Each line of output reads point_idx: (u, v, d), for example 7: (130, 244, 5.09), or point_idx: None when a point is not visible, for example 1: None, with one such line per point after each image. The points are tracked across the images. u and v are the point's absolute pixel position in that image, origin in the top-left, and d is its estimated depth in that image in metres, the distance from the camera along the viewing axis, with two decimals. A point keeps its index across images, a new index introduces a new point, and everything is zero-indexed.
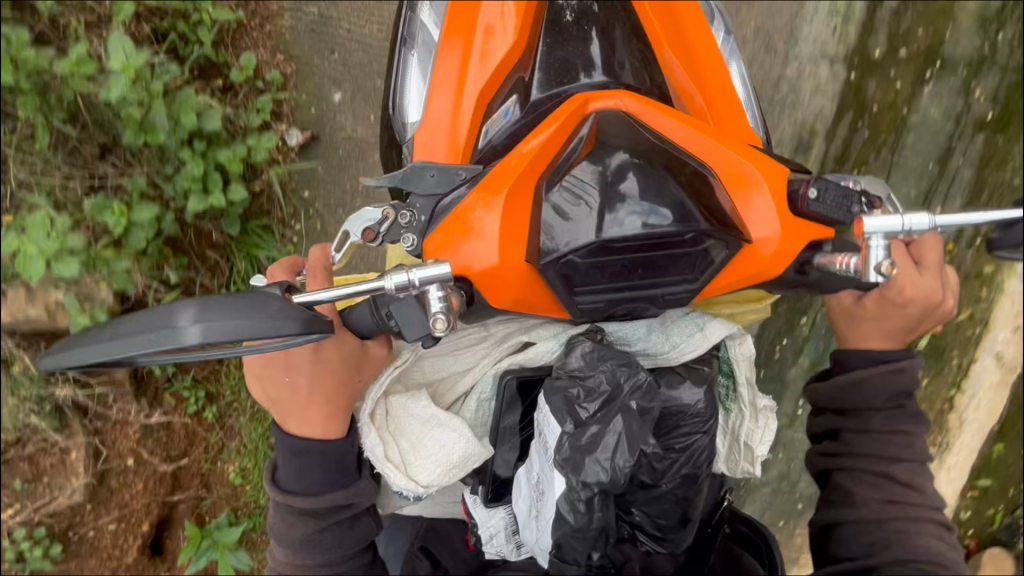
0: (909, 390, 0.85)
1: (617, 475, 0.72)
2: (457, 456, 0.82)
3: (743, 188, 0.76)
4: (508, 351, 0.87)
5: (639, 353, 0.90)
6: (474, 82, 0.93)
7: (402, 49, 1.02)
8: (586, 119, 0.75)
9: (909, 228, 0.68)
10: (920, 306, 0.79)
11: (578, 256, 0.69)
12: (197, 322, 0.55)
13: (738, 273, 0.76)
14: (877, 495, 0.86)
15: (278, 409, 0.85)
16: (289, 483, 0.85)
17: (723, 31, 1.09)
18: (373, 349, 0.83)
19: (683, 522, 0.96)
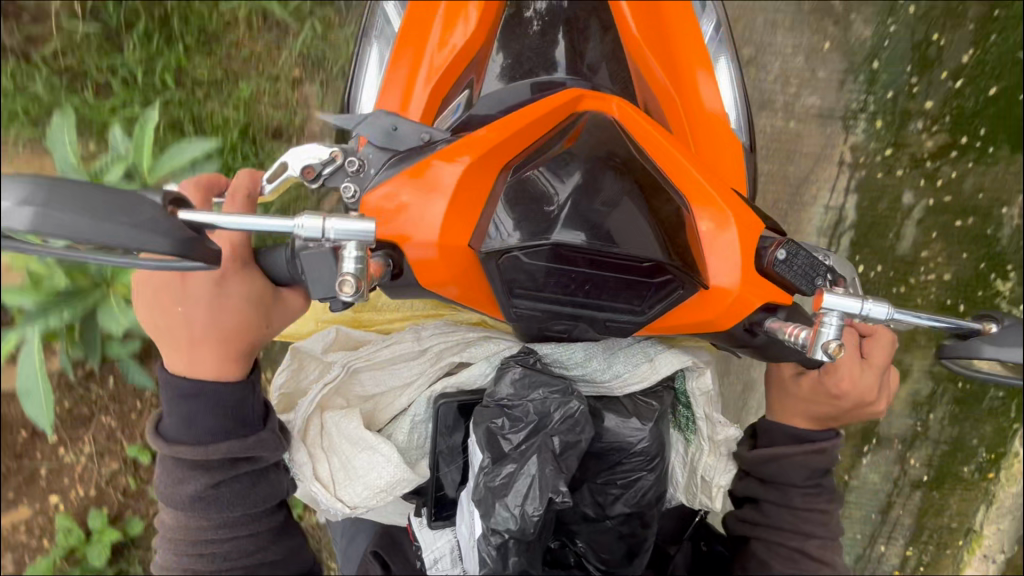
0: (825, 470, 0.86)
1: (526, 523, 0.69)
2: (384, 481, 0.82)
3: (714, 211, 0.70)
4: (442, 372, 0.85)
5: (579, 380, 0.82)
6: (427, 78, 0.84)
7: (361, 39, 0.93)
8: (575, 118, 0.71)
9: (868, 314, 0.58)
10: (852, 400, 0.80)
11: (526, 255, 0.62)
12: (44, 208, 0.48)
13: (684, 317, 0.69)
14: (791, 569, 0.85)
15: (164, 340, 0.73)
16: (174, 433, 0.73)
17: (713, 24, 1.01)
18: (284, 294, 0.75)
19: (629, 555, 0.92)
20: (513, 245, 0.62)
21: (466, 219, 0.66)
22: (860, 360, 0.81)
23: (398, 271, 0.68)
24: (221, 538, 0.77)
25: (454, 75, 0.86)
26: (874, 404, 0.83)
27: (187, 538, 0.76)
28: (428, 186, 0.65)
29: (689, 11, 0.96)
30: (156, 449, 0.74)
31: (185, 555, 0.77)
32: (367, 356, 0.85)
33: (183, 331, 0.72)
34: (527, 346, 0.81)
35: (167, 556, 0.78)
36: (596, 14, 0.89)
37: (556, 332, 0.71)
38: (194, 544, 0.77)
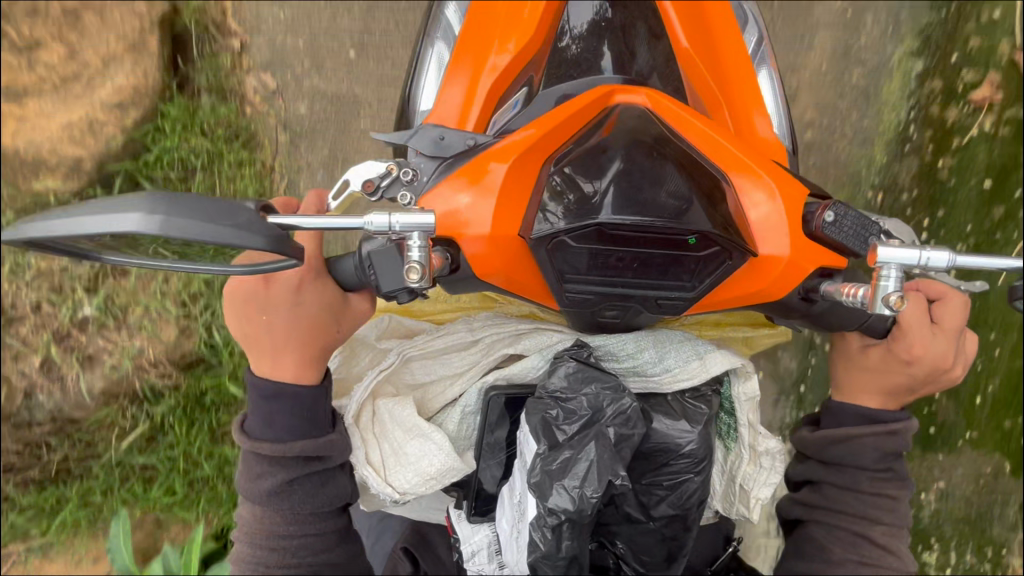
0: (900, 453, 0.84)
1: (584, 506, 0.69)
2: (435, 469, 0.83)
3: (760, 194, 0.68)
4: (494, 364, 0.87)
5: (628, 373, 0.83)
6: (489, 77, 0.89)
7: (422, 41, 0.98)
8: (608, 112, 0.69)
9: (927, 263, 0.57)
10: (925, 367, 0.80)
11: (573, 239, 0.63)
12: (157, 216, 0.48)
13: (734, 291, 0.68)
14: (852, 555, 0.84)
15: (250, 348, 0.78)
16: (257, 431, 0.77)
17: (754, 38, 1.05)
18: (354, 300, 0.77)
19: (670, 560, 0.90)
20: (560, 228, 0.63)
21: (512, 204, 0.67)
22: (933, 327, 0.81)
23: (454, 267, 0.69)
24: (292, 533, 0.79)
25: (511, 74, 0.90)
26: (948, 368, 0.82)
27: (263, 536, 0.79)
28: (480, 176, 0.68)
29: (734, 19, 0.98)
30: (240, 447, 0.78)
31: (258, 552, 0.79)
32: (422, 345, 0.87)
33: (268, 339, 0.76)
34: (580, 340, 0.82)
35: (242, 553, 0.80)
36: (644, 20, 0.93)
37: (610, 319, 0.71)
38: (268, 539, 0.79)
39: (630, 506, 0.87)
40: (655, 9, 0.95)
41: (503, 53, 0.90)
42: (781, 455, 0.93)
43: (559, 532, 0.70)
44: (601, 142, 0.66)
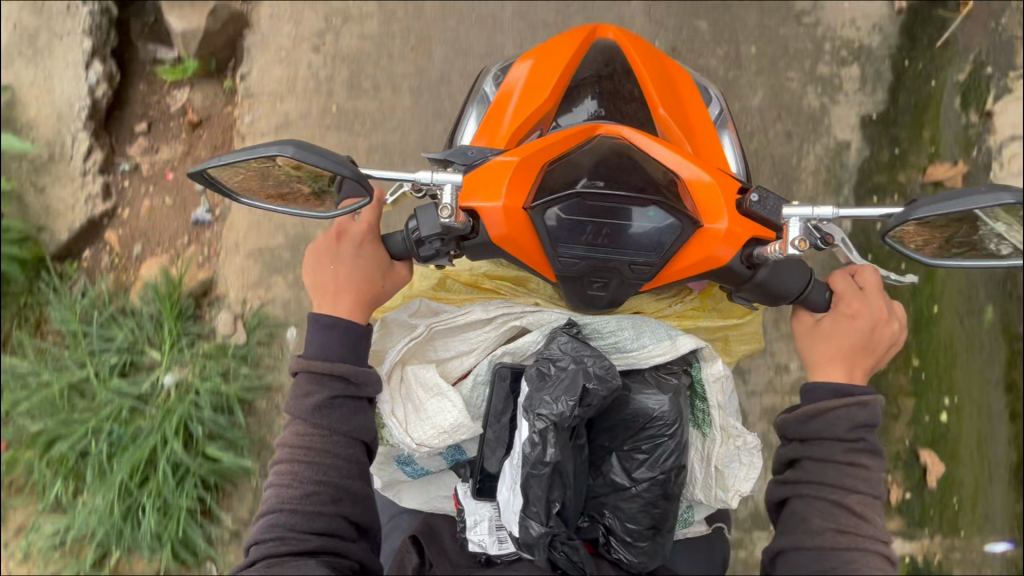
0: (869, 424, 0.95)
1: (564, 409, 0.83)
2: (448, 423, 0.98)
3: (705, 189, 0.93)
4: (503, 336, 1.05)
5: (610, 348, 1.00)
6: (511, 123, 1.20)
7: (469, 106, 1.37)
8: (590, 140, 0.94)
9: (818, 216, 0.85)
10: (866, 318, 1.01)
11: (562, 210, 0.89)
12: (296, 150, 0.76)
13: (689, 257, 0.93)
14: (830, 525, 0.92)
15: (318, 293, 1.01)
16: (311, 353, 0.94)
17: (717, 108, 1.36)
18: (398, 267, 1.02)
19: (654, 529, 0.95)
20: (550, 201, 0.90)
21: (520, 190, 0.91)
22: (863, 288, 1.03)
23: (473, 233, 0.93)
24: (327, 451, 0.91)
25: (529, 122, 1.21)
26: (886, 317, 1.02)
27: (302, 451, 0.91)
28: (499, 173, 0.92)
29: (697, 96, 1.31)
30: (292, 370, 0.94)
31: (294, 467, 0.90)
32: (446, 321, 1.04)
33: (329, 283, 1.00)
34: (572, 320, 1.01)
35: (280, 469, 0.91)
36: (626, 90, 1.26)
37: (598, 291, 0.94)
38: (305, 452, 0.91)
39: (615, 473, 0.96)
40: (635, 83, 1.27)
41: (523, 109, 1.20)
42: (759, 450, 1.04)
43: (544, 432, 0.82)
44: (584, 153, 0.94)
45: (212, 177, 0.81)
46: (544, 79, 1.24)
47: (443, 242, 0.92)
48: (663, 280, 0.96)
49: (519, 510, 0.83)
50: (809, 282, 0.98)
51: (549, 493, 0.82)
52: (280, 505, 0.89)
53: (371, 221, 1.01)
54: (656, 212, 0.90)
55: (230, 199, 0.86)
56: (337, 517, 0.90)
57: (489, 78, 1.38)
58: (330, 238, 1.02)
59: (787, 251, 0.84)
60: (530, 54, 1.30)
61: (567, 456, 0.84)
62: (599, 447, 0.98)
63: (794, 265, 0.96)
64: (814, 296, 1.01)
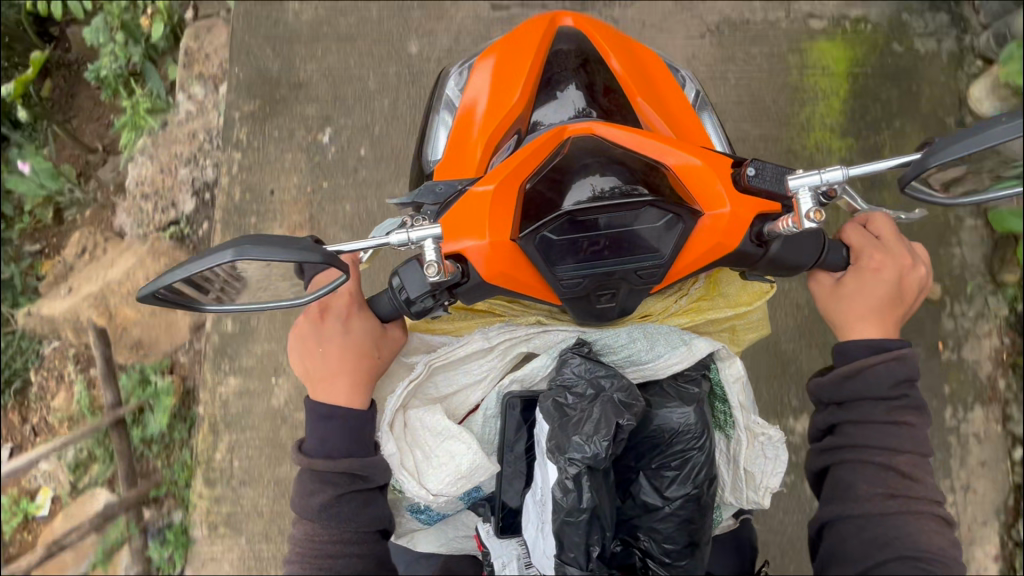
0: (911, 379, 0.94)
1: (598, 448, 0.75)
2: (465, 467, 0.90)
3: (699, 178, 0.88)
4: (511, 363, 0.98)
5: (624, 362, 0.94)
6: (482, 131, 1.12)
7: (434, 117, 1.29)
8: (562, 147, 0.87)
9: (826, 181, 0.81)
10: (892, 271, 0.98)
11: (553, 232, 0.83)
12: (238, 255, 0.67)
13: (697, 249, 0.88)
14: (879, 490, 0.93)
15: (310, 381, 0.93)
16: (313, 450, 0.87)
17: (694, 90, 1.31)
18: (392, 329, 0.93)
19: (692, 545, 0.91)
20: (539, 226, 0.83)
21: (503, 217, 0.85)
22: (879, 239, 1.00)
23: (464, 278, 0.85)
24: (338, 554, 0.85)
25: (503, 126, 1.13)
26: (909, 264, 0.99)
27: (309, 560, 0.85)
28: (477, 208, 0.85)
29: (674, 81, 1.26)
30: (296, 462, 0.88)
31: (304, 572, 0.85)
32: (444, 355, 0.96)
33: (317, 359, 0.92)
34: (580, 337, 0.95)
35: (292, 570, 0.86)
36: (596, 74, 1.18)
37: (604, 304, 0.89)
38: (313, 558, 0.85)
39: (646, 494, 0.90)
40: (607, 65, 1.19)
41: (495, 118, 1.13)
42: (784, 442, 1.00)
43: (577, 479, 0.74)
44: (563, 162, 0.86)
45: (167, 293, 0.73)
46: (511, 78, 1.16)
47: (434, 297, 0.85)
48: (674, 278, 0.92)
49: (557, 561, 0.76)
50: (823, 248, 0.95)
51: (589, 540, 0.74)
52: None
53: (353, 290, 0.93)
54: (652, 216, 0.84)
55: (191, 309, 0.77)
56: None
57: (452, 80, 1.30)
58: (314, 312, 0.94)
59: (803, 225, 0.81)
60: (489, 56, 1.23)
61: (602, 496, 0.77)
62: (624, 466, 0.92)
63: (810, 236, 0.93)
64: (833, 260, 0.97)
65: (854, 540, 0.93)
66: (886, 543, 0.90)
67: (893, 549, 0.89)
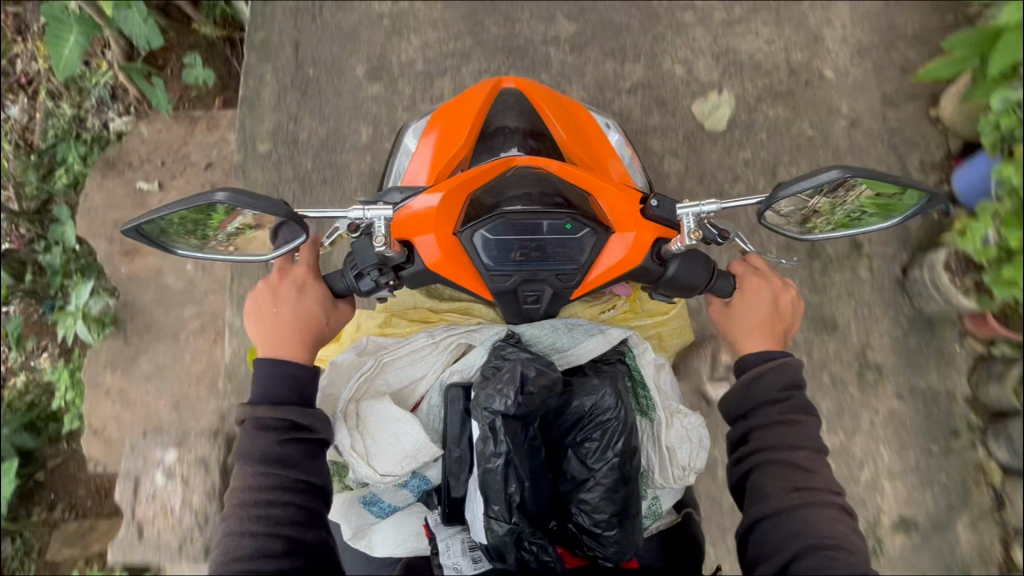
0: (795, 381, 1.07)
1: (512, 396, 0.87)
2: (411, 446, 1.01)
3: (606, 197, 1.06)
4: (454, 354, 1.11)
5: (551, 349, 1.08)
6: (434, 168, 1.36)
7: (393, 159, 1.53)
8: (504, 170, 1.07)
9: (701, 209, 1.00)
10: (766, 292, 1.15)
11: (488, 230, 1.00)
12: (220, 198, 0.82)
13: (609, 263, 1.04)
14: (784, 485, 0.99)
15: (262, 338, 1.05)
16: (260, 397, 0.95)
17: (616, 133, 1.56)
18: (341, 305, 1.08)
19: (619, 515, 0.99)
20: (479, 227, 1.01)
21: (449, 219, 1.03)
22: (755, 268, 1.18)
23: (408, 262, 1.03)
24: (277, 499, 0.90)
25: (451, 165, 1.36)
26: (782, 286, 1.18)
27: (249, 505, 0.89)
28: (425, 213, 1.02)
29: (599, 127, 1.51)
30: (240, 417, 0.94)
31: (244, 523, 0.88)
32: (394, 351, 1.11)
33: (273, 321, 1.04)
34: (511, 331, 1.10)
35: (230, 521, 0.89)
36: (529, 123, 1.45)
37: (530, 302, 1.05)
38: (253, 504, 0.89)
39: (573, 462, 1.00)
40: (540, 116, 1.46)
41: (443, 157, 1.36)
42: (703, 427, 1.14)
43: (495, 425, 0.86)
44: (503, 180, 1.06)
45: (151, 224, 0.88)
46: (460, 127, 1.41)
47: (381, 273, 1.01)
48: (591, 286, 1.07)
49: (483, 513, 0.87)
50: (712, 274, 1.09)
51: (507, 485, 0.85)
52: (228, 565, 0.86)
53: (309, 261, 1.07)
54: (570, 227, 1.02)
55: (167, 251, 0.96)
56: (292, 566, 0.87)
57: (409, 132, 1.54)
58: (273, 279, 1.08)
59: (687, 242, 0.99)
60: (447, 110, 1.50)
61: (520, 443, 0.88)
62: (553, 442, 1.02)
63: (700, 259, 1.08)
64: (722, 286, 1.11)
65: (770, 539, 0.96)
66: (797, 535, 0.94)
67: (802, 540, 0.93)
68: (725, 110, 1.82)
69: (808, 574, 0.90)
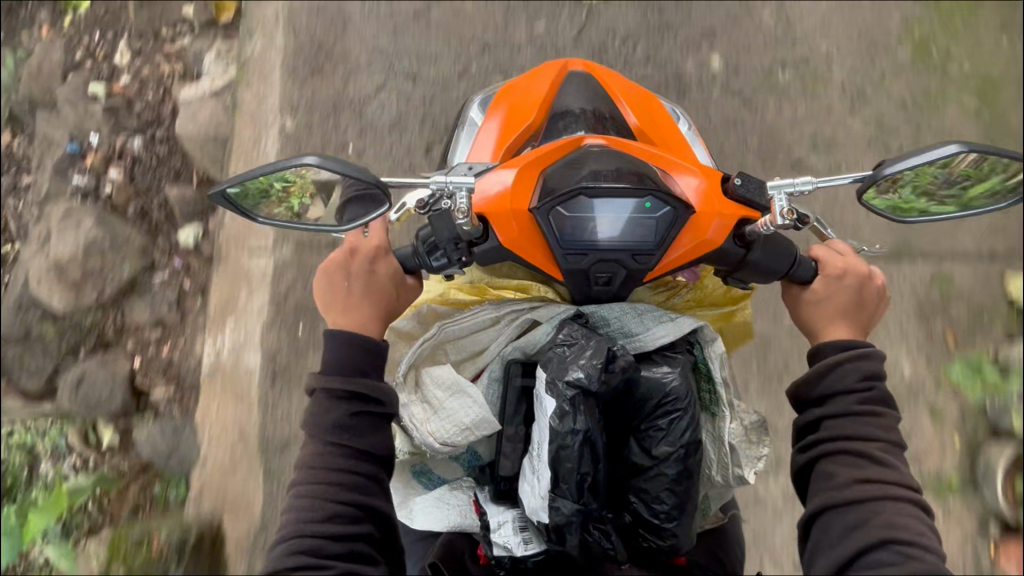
0: (877, 373, 1.03)
1: (592, 371, 0.86)
2: (469, 420, 0.99)
3: (684, 176, 1.05)
4: (517, 331, 1.07)
5: (618, 333, 1.06)
6: (505, 141, 1.33)
7: (455, 131, 1.51)
8: (580, 145, 1.05)
9: (797, 187, 0.98)
10: (854, 278, 1.11)
11: (564, 208, 0.96)
12: (317, 163, 0.80)
13: (687, 243, 1.02)
14: (856, 475, 0.98)
15: (329, 309, 1.01)
16: (332, 367, 0.93)
17: (686, 124, 1.52)
18: (410, 280, 1.03)
19: (680, 508, 0.95)
20: (555, 205, 0.96)
21: (525, 192, 0.99)
22: (842, 254, 1.13)
23: (482, 238, 0.99)
24: (347, 471, 0.89)
25: (521, 139, 1.34)
26: (868, 274, 1.12)
27: (317, 477, 0.88)
28: (501, 185, 1.00)
29: (669, 116, 1.47)
30: (311, 386, 0.92)
31: (315, 491, 0.87)
32: (458, 322, 1.06)
33: (343, 297, 1.00)
34: (578, 310, 1.08)
35: (300, 491, 0.88)
36: (597, 99, 1.41)
37: (601, 284, 1.02)
38: (322, 476, 0.88)
39: (634, 449, 0.97)
40: (612, 97, 1.42)
41: (512, 132, 1.34)
42: (765, 429, 1.13)
43: (574, 400, 0.85)
44: (579, 156, 1.02)
45: (236, 193, 0.85)
46: (531, 102, 1.38)
47: (456, 249, 0.97)
48: (667, 269, 1.05)
49: (549, 487, 0.86)
50: (795, 261, 1.07)
51: (581, 465, 0.85)
52: (301, 530, 0.85)
53: (381, 238, 1.01)
54: (650, 204, 0.98)
55: (248, 218, 0.88)
56: (358, 540, 0.87)
57: (475, 105, 1.52)
58: (341, 253, 1.01)
59: (778, 222, 0.96)
60: (515, 85, 1.47)
61: (594, 421, 0.86)
62: (617, 429, 0.99)
63: (784, 245, 1.06)
64: (803, 272, 1.10)
65: (835, 529, 0.96)
66: (865, 528, 0.94)
67: (872, 533, 0.93)
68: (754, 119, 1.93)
69: (874, 566, 0.92)
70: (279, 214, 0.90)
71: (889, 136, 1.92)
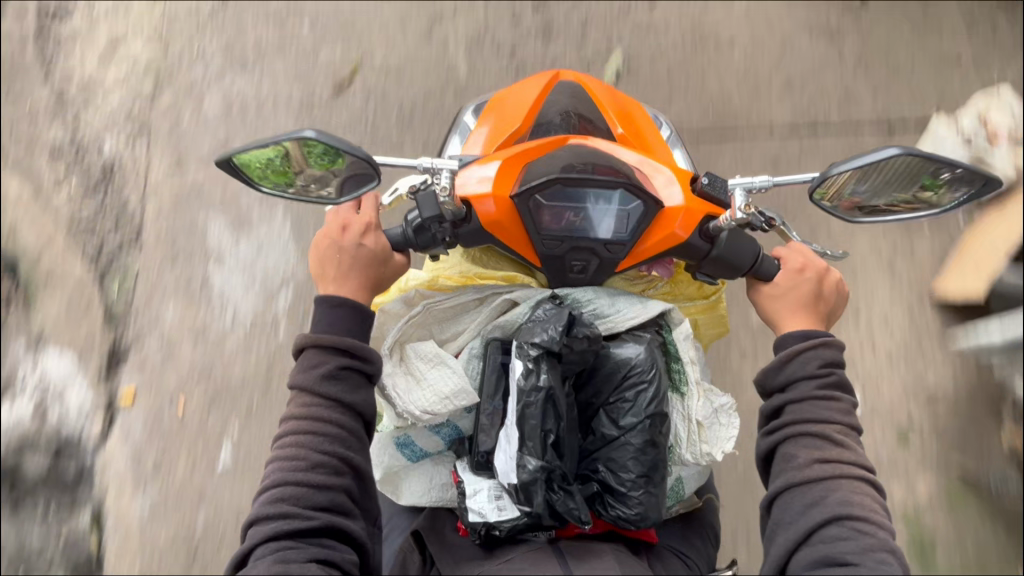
0: (835, 360, 1.08)
1: (554, 337, 0.98)
2: (449, 389, 1.07)
3: (656, 174, 1.13)
4: (496, 312, 1.16)
5: (591, 314, 1.13)
6: (494, 139, 1.43)
7: (449, 135, 1.61)
8: (561, 142, 1.13)
9: (757, 184, 1.05)
10: (813, 272, 1.17)
11: (543, 196, 1.04)
12: (313, 137, 0.88)
13: (656, 231, 1.09)
14: (816, 454, 1.02)
15: (322, 278, 1.09)
16: (321, 329, 1.02)
17: (668, 130, 1.62)
18: (398, 256, 1.12)
19: (645, 477, 1.00)
20: (534, 193, 1.04)
21: (507, 181, 1.07)
22: (802, 252, 1.19)
23: (466, 219, 1.07)
24: (329, 420, 0.96)
25: (511, 137, 1.43)
26: (826, 269, 1.19)
27: (303, 423, 0.96)
28: (486, 175, 1.08)
29: (652, 122, 1.58)
30: (301, 343, 1.01)
31: (300, 441, 0.95)
32: (443, 301, 1.15)
33: (334, 269, 1.08)
34: (554, 293, 1.15)
35: (285, 440, 0.96)
36: (584, 106, 1.51)
37: (576, 269, 1.10)
38: (308, 424, 0.96)
39: (602, 418, 1.04)
40: (597, 103, 1.52)
41: (502, 132, 1.44)
42: (734, 411, 1.15)
43: (537, 358, 0.97)
44: (559, 151, 1.11)
45: (241, 161, 0.94)
46: (522, 106, 1.49)
47: (440, 224, 1.06)
48: (638, 258, 1.12)
49: (515, 440, 0.97)
50: (758, 257, 1.14)
51: (544, 418, 0.96)
52: (285, 477, 0.92)
53: (373, 216, 1.11)
54: (622, 197, 1.05)
55: (252, 184, 0.99)
56: (338, 489, 0.94)
57: (469, 112, 1.62)
58: (336, 228, 1.10)
59: (738, 216, 1.03)
60: (508, 92, 1.58)
61: (557, 382, 0.98)
62: (586, 403, 1.06)
63: (747, 241, 1.13)
64: (767, 269, 1.17)
65: (795, 507, 1.00)
66: (821, 505, 0.97)
67: (826, 509, 0.97)
68: (740, 108, 1.93)
69: (829, 542, 0.94)
70: (279, 184, 0.99)
71: (876, 130, 1.91)
